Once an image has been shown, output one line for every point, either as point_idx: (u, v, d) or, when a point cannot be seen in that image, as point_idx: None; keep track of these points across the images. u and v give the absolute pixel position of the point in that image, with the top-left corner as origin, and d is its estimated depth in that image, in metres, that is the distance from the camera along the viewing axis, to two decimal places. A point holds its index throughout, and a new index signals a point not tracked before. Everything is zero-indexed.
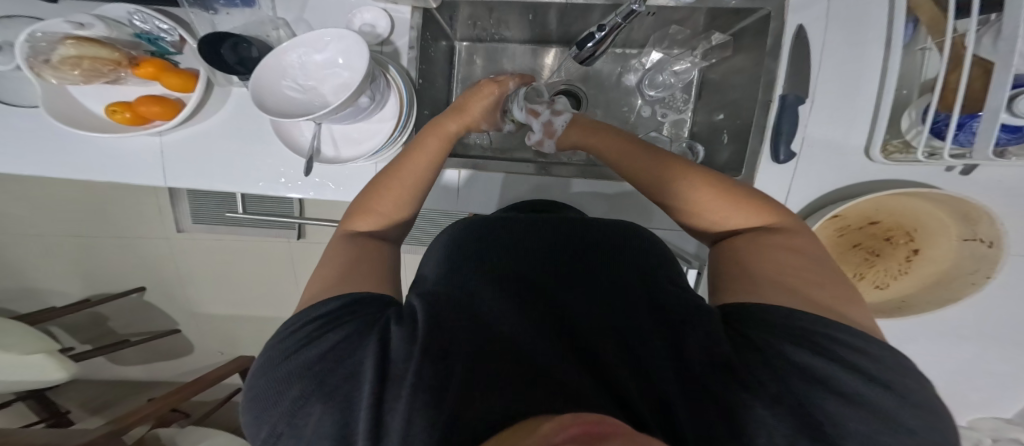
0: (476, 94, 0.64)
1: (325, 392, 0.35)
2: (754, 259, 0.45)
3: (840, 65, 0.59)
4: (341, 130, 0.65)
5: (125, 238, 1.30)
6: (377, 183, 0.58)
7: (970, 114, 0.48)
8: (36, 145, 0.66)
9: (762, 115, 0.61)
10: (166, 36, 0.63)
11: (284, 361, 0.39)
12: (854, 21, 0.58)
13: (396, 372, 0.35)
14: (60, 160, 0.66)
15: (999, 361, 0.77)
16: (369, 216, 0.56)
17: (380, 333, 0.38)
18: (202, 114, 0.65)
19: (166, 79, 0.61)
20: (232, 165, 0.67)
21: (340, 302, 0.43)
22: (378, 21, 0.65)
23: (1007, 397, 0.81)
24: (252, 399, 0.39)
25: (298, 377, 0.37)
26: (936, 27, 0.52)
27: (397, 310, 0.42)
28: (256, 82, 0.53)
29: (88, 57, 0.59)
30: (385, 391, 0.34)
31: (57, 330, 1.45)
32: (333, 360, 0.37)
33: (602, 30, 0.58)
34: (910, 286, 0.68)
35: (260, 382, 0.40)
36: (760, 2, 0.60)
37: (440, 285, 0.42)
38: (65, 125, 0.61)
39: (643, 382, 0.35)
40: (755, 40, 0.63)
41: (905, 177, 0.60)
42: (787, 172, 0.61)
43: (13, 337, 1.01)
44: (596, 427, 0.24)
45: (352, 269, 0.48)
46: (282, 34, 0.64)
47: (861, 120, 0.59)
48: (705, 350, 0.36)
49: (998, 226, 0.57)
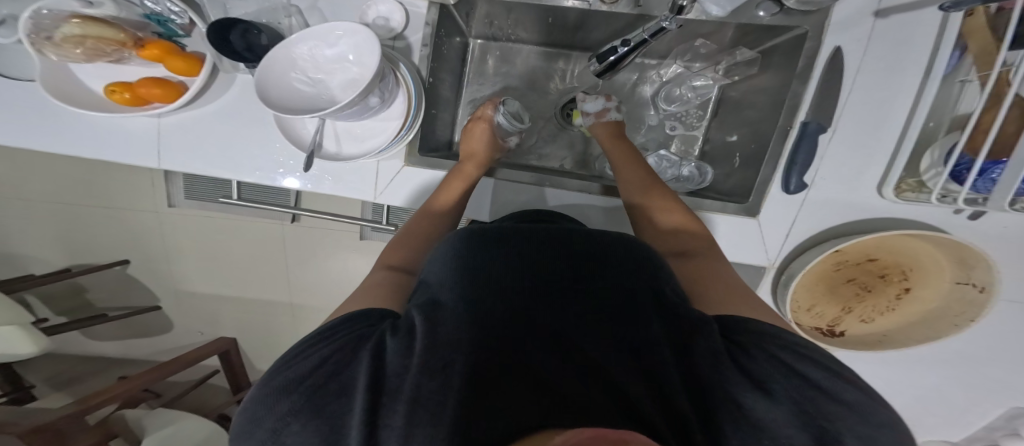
0: (469, 135, 0.71)
1: (314, 411, 0.35)
2: (726, 288, 0.48)
3: (867, 94, 0.58)
4: (344, 126, 0.63)
5: (111, 209, 1.26)
6: (415, 221, 0.61)
7: (994, 159, 0.48)
8: (22, 118, 0.63)
9: (779, 143, 0.61)
10: (176, 18, 0.59)
11: (273, 375, 0.39)
12: (891, 50, 0.56)
13: (391, 386, 0.35)
14: (46, 135, 0.63)
15: (970, 395, 0.80)
16: (397, 250, 0.57)
17: (376, 345, 0.38)
18: (206, 98, 0.63)
19: (172, 62, 0.58)
20: (229, 152, 0.64)
21: (329, 323, 0.43)
22: (392, 14, 0.63)
23: (970, 428, 0.85)
24: (240, 420, 0.38)
25: (289, 390, 0.36)
26: (986, 58, 0.49)
27: (392, 322, 0.41)
28: (263, 72, 0.51)
29: (93, 37, 0.56)
30: (381, 406, 0.34)
31: (33, 300, 1.41)
32: (325, 374, 0.37)
33: (626, 46, 0.57)
34: (894, 321, 0.70)
35: (246, 402, 0.39)
36: (798, 20, 0.58)
37: (439, 290, 0.42)
38: (60, 102, 0.57)
39: (651, 392, 0.37)
40: (785, 60, 0.62)
41: (913, 216, 0.60)
42: (795, 202, 0.62)
43: None
44: (612, 430, 0.23)
45: (359, 295, 0.49)
46: (295, 22, 0.62)
47: (880, 155, 0.59)
48: (709, 361, 0.37)
49: (993, 274, 0.58)
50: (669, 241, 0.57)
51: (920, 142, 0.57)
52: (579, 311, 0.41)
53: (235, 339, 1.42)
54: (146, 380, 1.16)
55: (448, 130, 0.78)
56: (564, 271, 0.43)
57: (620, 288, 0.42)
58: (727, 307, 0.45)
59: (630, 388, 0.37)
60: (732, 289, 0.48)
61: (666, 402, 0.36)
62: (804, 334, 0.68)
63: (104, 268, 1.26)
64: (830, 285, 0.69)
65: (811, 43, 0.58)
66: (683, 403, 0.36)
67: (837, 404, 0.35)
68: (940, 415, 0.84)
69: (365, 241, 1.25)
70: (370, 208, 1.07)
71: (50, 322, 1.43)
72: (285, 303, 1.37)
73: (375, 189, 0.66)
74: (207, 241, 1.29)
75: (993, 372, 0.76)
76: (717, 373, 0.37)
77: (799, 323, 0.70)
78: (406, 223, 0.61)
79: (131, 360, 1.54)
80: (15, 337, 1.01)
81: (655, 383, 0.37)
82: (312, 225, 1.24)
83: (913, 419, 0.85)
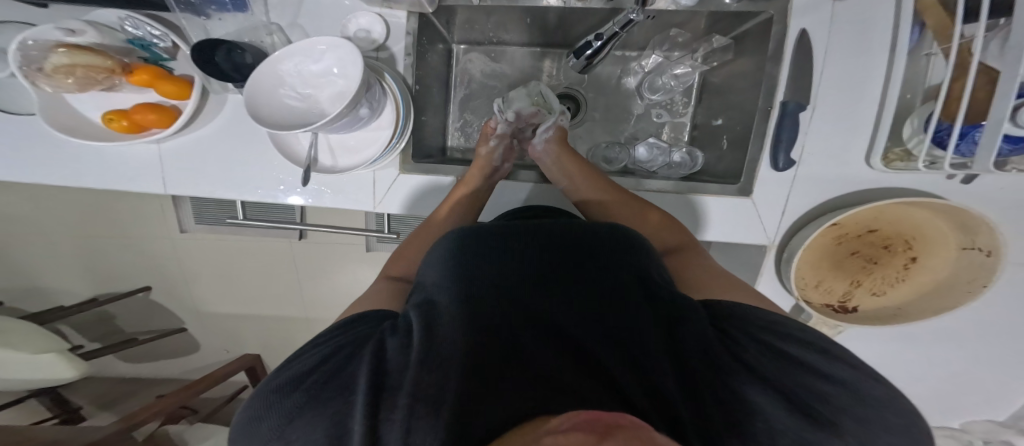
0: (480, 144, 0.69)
1: (316, 406, 0.36)
2: (697, 278, 0.51)
3: (842, 70, 0.57)
4: (338, 139, 0.65)
5: (130, 238, 1.31)
6: (418, 233, 0.63)
7: (973, 124, 0.46)
8: (38, 156, 0.67)
9: (761, 124, 0.61)
10: (159, 42, 0.63)
11: (280, 372, 0.40)
12: (858, 24, 0.56)
13: (392, 383, 0.36)
14: (62, 170, 0.67)
15: (997, 367, 0.77)
16: (401, 260, 0.60)
17: (377, 345, 0.39)
18: (197, 122, 0.65)
19: (161, 86, 0.61)
20: (228, 173, 0.67)
21: (336, 324, 0.44)
22: (373, 26, 0.64)
23: (1004, 402, 0.82)
24: (244, 420, 0.40)
25: (293, 389, 0.38)
26: (943, 33, 0.48)
27: (394, 322, 0.42)
28: (254, 87, 0.53)
29: (83, 66, 0.59)
30: (381, 404, 0.34)
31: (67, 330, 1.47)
32: (328, 372, 0.38)
33: (600, 39, 0.58)
34: (908, 293, 0.68)
35: (253, 401, 0.40)
36: (762, 6, 0.59)
37: (434, 289, 0.43)
38: (63, 134, 0.62)
39: (645, 379, 0.38)
40: (757, 44, 0.62)
41: (909, 186, 0.59)
42: (786, 180, 0.61)
43: (18, 337, 1.03)
44: (607, 414, 0.26)
45: (364, 303, 0.51)
46: (277, 39, 0.64)
47: (863, 127, 0.58)
48: (699, 346, 0.39)
49: (997, 236, 0.56)
50: (671, 233, 0.58)
51: (900, 113, 0.56)
52: (576, 306, 0.41)
53: (259, 355, 1.46)
54: (184, 396, 1.20)
55: (441, 136, 0.80)
56: (558, 266, 0.43)
57: (612, 280, 0.43)
58: (714, 294, 0.47)
59: (620, 377, 0.38)
60: (707, 280, 0.50)
61: (656, 390, 0.37)
62: (814, 311, 0.67)
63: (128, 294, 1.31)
64: (834, 260, 0.68)
65: (777, 27, 0.58)
66: (675, 389, 0.37)
67: (831, 386, 0.37)
68: (966, 390, 0.82)
69: (373, 252, 1.27)
70: (375, 218, 1.09)
71: (84, 348, 1.50)
72: (302, 318, 1.41)
73: (374, 198, 0.68)
74: (222, 262, 1.33)
75: (1017, 340, 0.73)
76: (708, 362, 0.38)
77: (809, 300, 0.69)
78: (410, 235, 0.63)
79: (164, 381, 1.60)
80: (56, 365, 1.07)
81: (648, 371, 0.38)
82: (319, 241, 1.26)
83: (940, 393, 0.83)
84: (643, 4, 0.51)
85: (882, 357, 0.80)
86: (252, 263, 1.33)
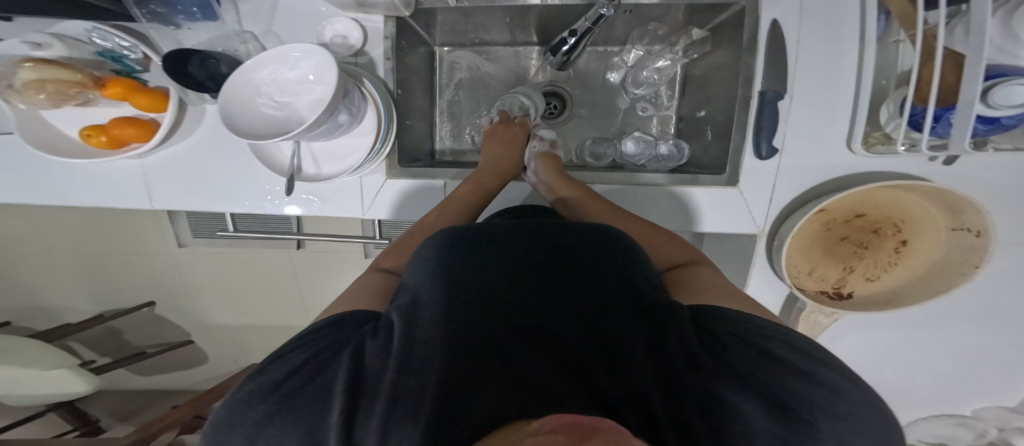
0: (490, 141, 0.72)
1: (292, 411, 0.37)
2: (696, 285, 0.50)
3: (816, 57, 0.58)
4: (320, 147, 0.65)
5: (127, 255, 1.32)
6: (414, 228, 0.63)
7: (946, 106, 0.46)
8: (34, 178, 0.69)
9: (741, 114, 0.61)
10: (129, 53, 0.64)
11: (256, 376, 0.40)
12: (828, 12, 0.56)
13: (370, 387, 0.37)
14: (59, 189, 0.69)
15: (1000, 349, 0.76)
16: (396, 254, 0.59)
17: (356, 348, 0.40)
18: (178, 135, 0.66)
19: (136, 99, 0.62)
20: (214, 185, 0.68)
21: (316, 327, 0.44)
22: (350, 32, 0.65)
23: (1011, 384, 0.80)
24: (217, 423, 0.39)
25: (267, 393, 0.38)
26: (907, 18, 0.48)
27: (375, 325, 0.43)
28: (226, 102, 0.53)
29: (51, 80, 0.59)
30: (359, 407, 0.35)
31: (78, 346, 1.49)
32: (305, 376, 0.39)
33: (574, 36, 0.58)
34: (902, 277, 0.67)
35: (224, 406, 0.40)
36: None
37: (413, 290, 0.43)
38: (43, 152, 0.62)
39: (623, 379, 0.38)
40: (733, 35, 0.63)
41: (893, 169, 0.59)
42: (770, 168, 0.61)
43: (30, 354, 1.06)
44: (586, 418, 0.25)
45: (344, 302, 0.51)
46: (251, 48, 0.65)
47: (840, 114, 0.58)
48: (682, 347, 0.39)
49: (985, 216, 0.55)
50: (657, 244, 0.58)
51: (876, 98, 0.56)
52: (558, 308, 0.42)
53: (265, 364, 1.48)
54: (196, 406, 1.20)
55: (429, 140, 0.81)
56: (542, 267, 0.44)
57: (595, 283, 0.43)
58: (706, 297, 0.47)
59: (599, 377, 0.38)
60: (707, 286, 0.50)
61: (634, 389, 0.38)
62: (807, 297, 0.66)
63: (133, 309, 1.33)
64: (825, 246, 0.67)
65: (750, 18, 0.59)
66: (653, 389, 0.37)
67: (805, 380, 0.36)
68: (970, 374, 0.81)
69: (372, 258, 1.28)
70: (371, 225, 1.10)
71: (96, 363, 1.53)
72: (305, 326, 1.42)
73: (364, 205, 0.69)
74: (222, 275, 1.34)
75: (1016, 321, 0.72)
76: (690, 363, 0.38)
77: (802, 288, 0.69)
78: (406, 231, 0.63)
79: (175, 393, 1.63)
80: (71, 379, 1.11)
81: (623, 374, 0.39)
82: (318, 250, 1.27)
83: (943, 377, 0.82)
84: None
85: (881, 343, 0.80)
86: (251, 274, 1.33)
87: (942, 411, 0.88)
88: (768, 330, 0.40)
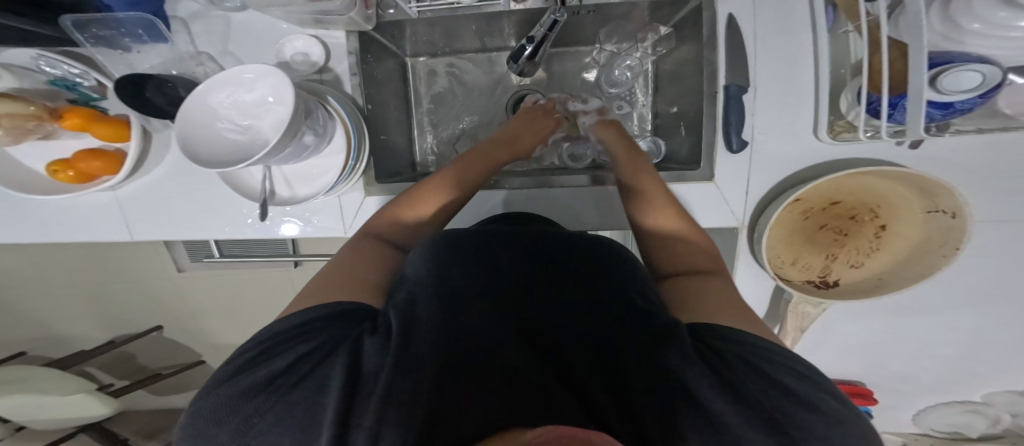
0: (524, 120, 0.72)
1: (284, 408, 0.36)
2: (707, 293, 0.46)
3: (774, 49, 0.58)
4: (292, 170, 0.66)
5: (123, 284, 1.33)
6: (413, 193, 0.61)
7: (899, 94, 0.47)
8: (28, 217, 0.71)
9: (709, 110, 0.61)
10: (81, 81, 0.64)
11: (245, 368, 0.39)
12: (780, 6, 0.57)
13: (366, 386, 0.37)
14: (51, 227, 0.71)
15: (998, 328, 0.75)
16: (394, 220, 0.58)
17: (353, 346, 0.39)
18: (148, 164, 0.68)
19: (96, 129, 0.63)
20: (190, 213, 0.70)
21: (309, 316, 0.42)
22: (311, 49, 0.65)
23: (1015, 364, 0.79)
24: (200, 415, 0.38)
25: (258, 389, 0.37)
26: (853, 10, 0.49)
27: (373, 323, 0.42)
28: (187, 131, 0.53)
29: (5, 115, 0.60)
30: (353, 406, 0.35)
31: (94, 370, 1.52)
32: (299, 373, 0.38)
33: (531, 43, 0.59)
34: (885, 262, 0.66)
35: (206, 399, 0.39)
36: None
37: (416, 286, 0.43)
38: (18, 193, 0.65)
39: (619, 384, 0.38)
40: (694, 30, 0.63)
41: (863, 155, 0.59)
42: (743, 161, 0.61)
43: (48, 382, 1.09)
44: (582, 430, 0.23)
45: (338, 276, 0.48)
46: (207, 68, 0.66)
47: (805, 103, 0.58)
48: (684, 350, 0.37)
49: (958, 197, 0.55)
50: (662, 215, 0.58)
51: (835, 84, 0.56)
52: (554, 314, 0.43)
53: None
54: None
55: (410, 154, 0.81)
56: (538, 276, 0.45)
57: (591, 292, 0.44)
58: (707, 315, 0.42)
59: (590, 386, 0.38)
60: (718, 299, 0.45)
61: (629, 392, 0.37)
62: (792, 288, 0.66)
63: (141, 335, 1.36)
64: (805, 235, 0.67)
65: (707, 13, 0.60)
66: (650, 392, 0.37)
67: (788, 396, 0.34)
68: (972, 356, 0.80)
69: None
70: None
71: (115, 386, 1.56)
72: None
73: (344, 224, 0.70)
74: (222, 296, 1.36)
75: (1009, 299, 0.71)
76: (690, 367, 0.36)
77: (787, 279, 0.69)
78: (402, 194, 0.62)
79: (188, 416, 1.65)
80: (90, 401, 1.14)
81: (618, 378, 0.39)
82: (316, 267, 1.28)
83: (945, 360, 0.82)
84: (562, 5, 0.53)
85: (874, 329, 0.80)
86: (247, 293, 1.34)
87: (947, 393, 0.87)
88: (756, 339, 0.39)
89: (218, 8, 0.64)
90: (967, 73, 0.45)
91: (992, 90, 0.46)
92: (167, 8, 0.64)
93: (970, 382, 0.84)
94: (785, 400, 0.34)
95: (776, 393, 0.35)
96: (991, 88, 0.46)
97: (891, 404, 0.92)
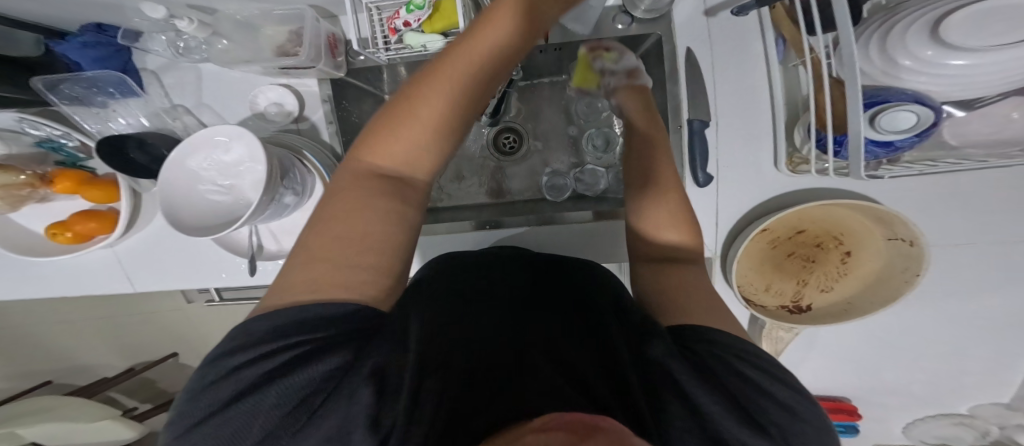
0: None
1: (306, 422, 0.32)
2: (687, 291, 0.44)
3: (731, 85, 0.61)
4: (278, 224, 0.66)
5: (101, 329, 1.30)
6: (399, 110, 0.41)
7: (842, 133, 0.50)
8: (25, 278, 0.71)
9: (677, 145, 0.63)
10: (67, 141, 0.64)
11: (246, 388, 0.33)
12: (734, 43, 0.60)
13: (393, 385, 0.34)
14: (54, 286, 0.71)
15: (972, 338, 0.77)
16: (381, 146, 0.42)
17: (372, 345, 0.36)
18: (135, 218, 0.67)
19: (87, 191, 0.63)
20: (186, 265, 0.69)
21: (301, 308, 0.35)
22: (284, 98, 0.66)
23: (994, 371, 0.81)
24: None
25: (271, 410, 0.32)
26: (797, 46, 0.52)
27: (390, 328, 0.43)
28: (169, 199, 0.53)
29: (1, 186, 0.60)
30: (384, 403, 0.33)
31: (117, 395, 1.45)
32: (313, 384, 0.33)
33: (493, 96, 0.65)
34: (853, 287, 0.68)
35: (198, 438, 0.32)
36: (650, 27, 0.64)
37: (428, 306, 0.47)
38: (18, 255, 0.65)
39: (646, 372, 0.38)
40: (656, 62, 0.66)
41: (824, 186, 0.62)
42: (710, 194, 0.63)
43: (78, 411, 1.08)
44: (589, 417, 0.26)
45: (322, 233, 0.38)
46: (187, 122, 0.67)
47: (765, 137, 0.60)
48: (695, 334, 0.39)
49: (913, 227, 0.57)
50: (662, 196, 0.53)
51: (791, 116, 0.58)
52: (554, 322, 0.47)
53: None
54: None
55: None
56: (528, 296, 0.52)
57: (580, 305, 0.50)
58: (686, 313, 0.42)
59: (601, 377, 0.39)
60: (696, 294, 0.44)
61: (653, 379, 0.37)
62: (768, 317, 0.67)
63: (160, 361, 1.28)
64: (774, 263, 0.68)
65: (667, 46, 0.63)
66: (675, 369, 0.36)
67: (787, 413, 0.35)
68: (953, 366, 0.81)
69: None
70: None
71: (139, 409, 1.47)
72: None
73: None
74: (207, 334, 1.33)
75: (978, 310, 0.73)
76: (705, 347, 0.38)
77: (763, 306, 0.69)
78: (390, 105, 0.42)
79: None
80: (118, 428, 1.13)
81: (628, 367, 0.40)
82: None
83: (928, 372, 0.83)
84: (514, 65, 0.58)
85: (855, 346, 0.81)
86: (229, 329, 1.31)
87: (932, 403, 0.88)
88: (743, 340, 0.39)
89: (187, 59, 0.64)
90: (901, 113, 0.47)
91: (926, 130, 0.49)
92: (136, 60, 0.65)
93: (956, 390, 0.85)
94: (772, 406, 0.35)
95: (763, 402, 0.35)
96: (924, 128, 0.49)
97: (879, 416, 0.93)
